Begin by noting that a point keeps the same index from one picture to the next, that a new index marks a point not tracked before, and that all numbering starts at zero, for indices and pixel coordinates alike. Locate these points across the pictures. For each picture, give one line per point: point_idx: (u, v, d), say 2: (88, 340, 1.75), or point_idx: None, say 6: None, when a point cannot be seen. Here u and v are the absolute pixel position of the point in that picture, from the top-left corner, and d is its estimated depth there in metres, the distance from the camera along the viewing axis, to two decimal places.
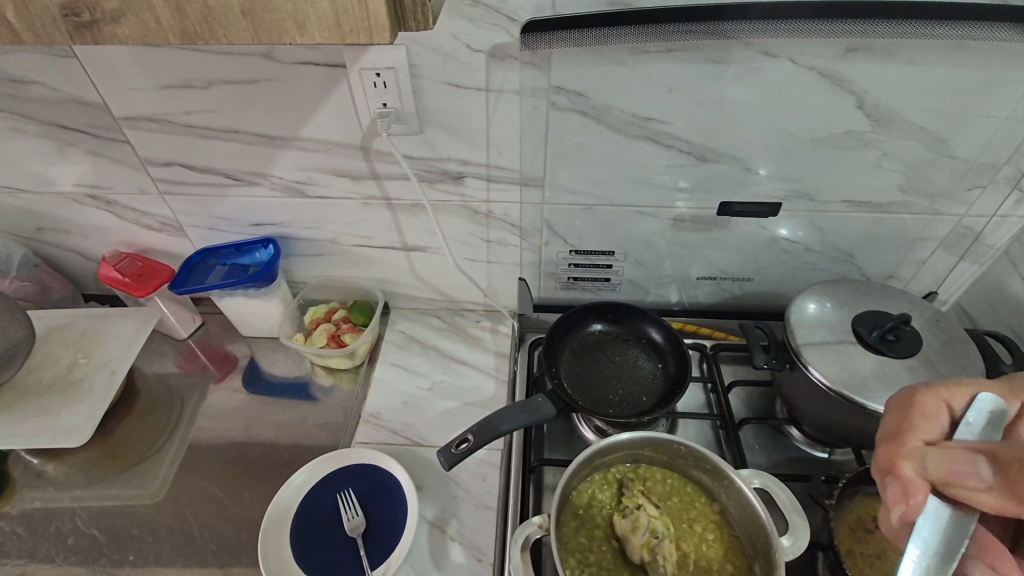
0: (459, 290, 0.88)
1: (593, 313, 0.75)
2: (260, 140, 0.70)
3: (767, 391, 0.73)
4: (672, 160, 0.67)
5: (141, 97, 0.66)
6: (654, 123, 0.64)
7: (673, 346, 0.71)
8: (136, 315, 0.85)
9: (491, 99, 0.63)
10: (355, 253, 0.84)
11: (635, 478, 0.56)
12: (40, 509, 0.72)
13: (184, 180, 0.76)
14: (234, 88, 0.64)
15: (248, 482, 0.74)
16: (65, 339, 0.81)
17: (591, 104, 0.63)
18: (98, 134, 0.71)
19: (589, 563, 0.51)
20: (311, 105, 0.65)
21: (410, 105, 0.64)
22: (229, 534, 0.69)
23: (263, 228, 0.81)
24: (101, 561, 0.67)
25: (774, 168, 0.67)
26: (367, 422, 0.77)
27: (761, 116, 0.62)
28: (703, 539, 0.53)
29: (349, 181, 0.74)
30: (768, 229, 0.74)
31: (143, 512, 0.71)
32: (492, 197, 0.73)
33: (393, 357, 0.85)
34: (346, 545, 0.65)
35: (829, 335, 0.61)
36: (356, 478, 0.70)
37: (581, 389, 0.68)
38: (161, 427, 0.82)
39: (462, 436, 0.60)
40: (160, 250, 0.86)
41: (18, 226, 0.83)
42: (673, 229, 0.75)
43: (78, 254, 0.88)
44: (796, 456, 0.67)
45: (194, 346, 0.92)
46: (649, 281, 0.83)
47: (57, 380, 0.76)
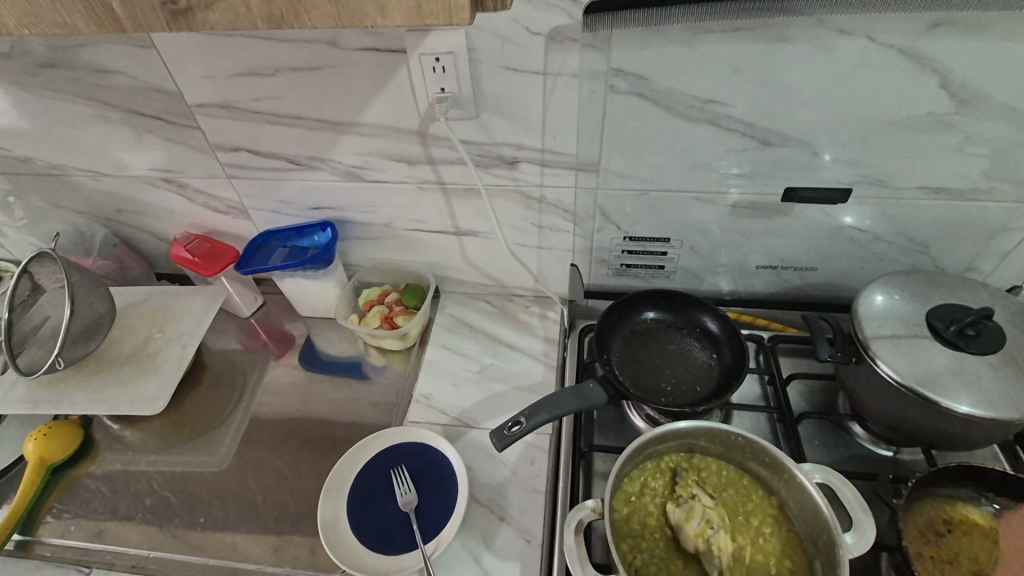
0: (509, 275, 0.88)
1: (646, 301, 0.74)
2: (321, 125, 0.72)
3: (827, 386, 0.71)
4: (735, 144, 0.65)
5: (212, 85, 0.69)
6: (717, 106, 0.62)
7: (729, 337, 0.70)
8: (205, 293, 0.90)
9: (549, 83, 0.62)
10: (408, 237, 0.85)
11: (689, 467, 0.56)
12: (120, 470, 0.78)
13: (249, 165, 0.79)
14: (299, 75, 0.66)
15: (307, 455, 0.78)
16: (141, 314, 0.86)
17: (651, 87, 0.61)
18: (172, 121, 0.75)
19: (641, 550, 0.51)
20: (370, 90, 0.66)
21: (467, 89, 0.64)
22: (291, 503, 0.73)
23: (322, 211, 0.84)
24: (175, 522, 0.72)
25: (845, 153, 0.64)
26: (419, 402, 0.79)
27: (833, 98, 0.59)
28: (760, 532, 0.52)
29: (405, 166, 0.75)
30: (834, 217, 0.71)
31: (211, 480, 0.76)
32: (545, 182, 0.73)
33: (444, 340, 0.87)
34: (399, 519, 0.67)
35: (901, 328, 0.59)
36: (408, 455, 0.72)
37: (633, 377, 0.68)
38: (227, 399, 0.87)
39: (514, 418, 0.60)
40: (226, 232, 0.90)
41: (99, 208, 0.89)
42: (731, 217, 0.73)
43: (152, 235, 0.93)
44: (858, 454, 0.64)
45: (256, 325, 0.96)
46: (705, 270, 0.81)
47: (135, 351, 0.81)
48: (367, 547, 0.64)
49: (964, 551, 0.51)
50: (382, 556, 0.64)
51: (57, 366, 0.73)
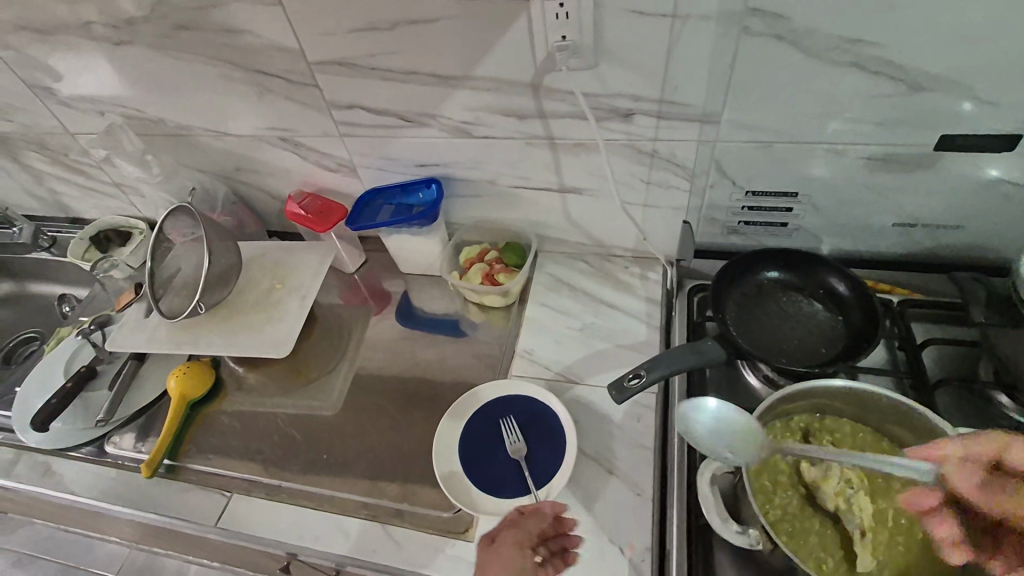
0: (610, 234, 0.87)
1: (764, 261, 0.71)
2: (434, 80, 0.72)
3: (966, 354, 0.66)
4: (879, 89, 0.60)
5: (333, 41, 0.71)
6: (865, 46, 0.57)
7: (859, 299, 0.66)
8: (318, 249, 0.94)
9: (677, 27, 0.60)
10: (510, 194, 0.85)
11: (821, 428, 0.54)
12: (248, 409, 0.85)
13: (361, 122, 0.81)
14: (418, 28, 0.67)
15: (415, 403, 0.81)
16: (262, 267, 0.92)
17: (791, 27, 0.57)
18: (292, 79, 0.78)
19: (774, 507, 0.50)
20: (488, 42, 0.66)
21: (589, 37, 0.62)
22: (405, 446, 0.77)
23: (428, 168, 0.85)
24: (301, 457, 0.78)
25: (1011, 97, 0.58)
26: (522, 357, 0.81)
27: (1005, 32, 0.53)
28: (902, 496, 0.50)
29: (515, 121, 0.74)
30: (986, 171, 0.64)
31: (330, 422, 0.82)
32: (660, 135, 0.70)
33: (543, 298, 0.87)
34: (509, 466, 0.69)
35: None
36: (515, 406, 0.74)
37: (752, 336, 0.66)
38: (337, 349, 0.92)
39: (633, 372, 0.61)
40: (334, 190, 0.94)
41: (220, 167, 0.95)
42: (863, 171, 0.68)
43: (265, 193, 0.98)
44: (1004, 425, 0.60)
45: (359, 280, 1.01)
46: (826, 230, 0.76)
47: (260, 301, 0.88)
48: (482, 491, 0.67)
49: None
50: (496, 499, 0.66)
51: (200, 310, 0.83)
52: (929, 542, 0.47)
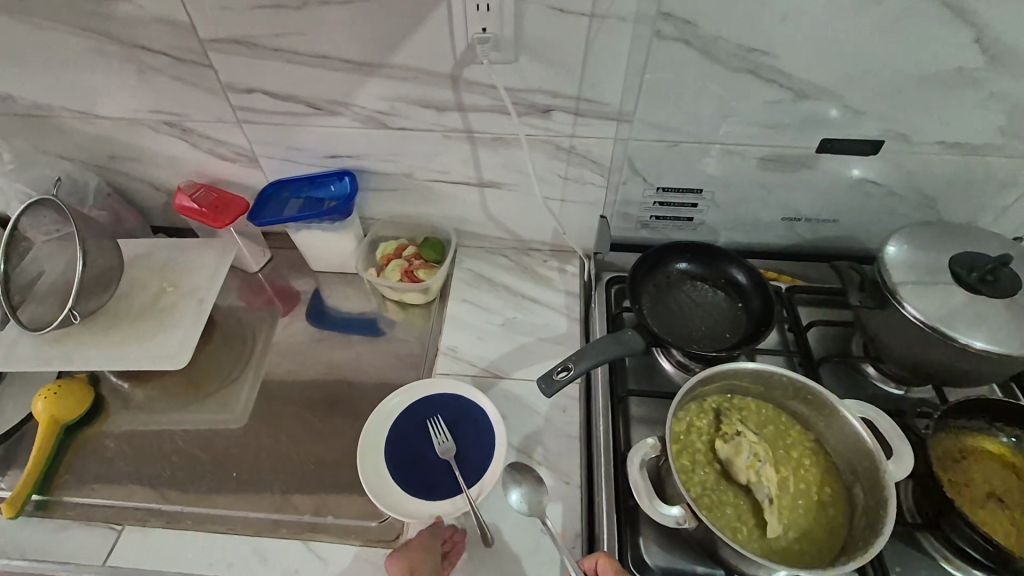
0: (529, 229, 0.88)
1: (675, 253, 0.75)
2: (347, 66, 0.68)
3: (841, 332, 0.75)
4: (772, 96, 0.66)
5: (230, 18, 0.64)
6: (761, 55, 0.62)
7: (758, 288, 0.72)
8: (215, 246, 0.86)
9: (594, 26, 0.61)
10: (428, 188, 0.83)
11: (731, 407, 0.59)
12: (139, 429, 0.76)
13: (263, 108, 0.74)
14: (328, 10, 0.62)
15: (334, 408, 0.77)
16: (148, 268, 0.82)
17: (697, 34, 0.61)
18: (180, 57, 0.69)
19: (694, 484, 0.53)
20: (405, 29, 0.63)
21: (510, 31, 0.62)
22: (324, 455, 0.73)
23: (338, 160, 0.81)
24: (206, 477, 0.71)
25: (875, 107, 0.66)
26: (446, 354, 0.79)
27: (872, 51, 0.61)
28: (800, 463, 0.56)
29: (433, 113, 0.72)
30: (855, 171, 0.73)
31: (237, 436, 0.75)
32: (578, 131, 0.72)
33: (464, 294, 0.86)
34: (438, 466, 0.68)
35: (924, 275, 0.62)
36: (441, 405, 0.72)
37: (666, 325, 0.70)
38: (241, 356, 0.84)
39: (562, 364, 0.62)
40: (232, 182, 0.86)
41: (90, 153, 0.83)
42: (757, 169, 0.74)
43: (147, 184, 0.87)
44: (872, 393, 0.69)
45: (262, 280, 0.93)
46: (725, 224, 0.82)
47: (147, 306, 0.78)
48: (410, 495, 0.65)
49: (980, 475, 0.56)
50: (426, 500, 0.65)
51: (73, 320, 0.72)
52: (823, 502, 0.53)
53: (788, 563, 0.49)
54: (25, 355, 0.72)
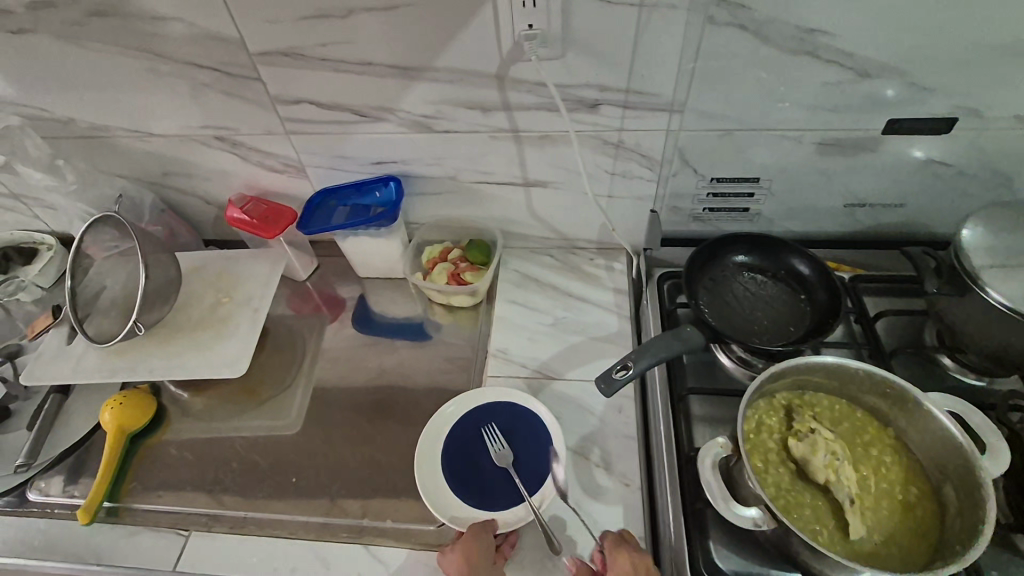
0: (575, 227, 0.86)
1: (731, 245, 0.73)
2: (392, 72, 0.68)
3: (912, 323, 0.71)
4: (832, 77, 0.63)
5: (278, 30, 0.65)
6: (820, 35, 0.59)
7: (822, 278, 0.69)
8: (265, 256, 0.87)
9: (644, 16, 0.59)
10: (473, 190, 0.83)
11: (803, 403, 0.56)
12: (199, 437, 0.77)
13: (310, 118, 0.75)
14: (374, 16, 0.63)
15: (386, 414, 0.77)
16: (203, 279, 0.84)
17: (752, 16, 0.58)
18: (230, 72, 0.71)
19: (768, 484, 0.51)
20: (450, 31, 0.63)
21: (557, 26, 0.61)
22: (380, 460, 0.73)
23: (383, 166, 0.81)
24: (267, 483, 0.72)
25: (945, 84, 0.62)
26: (496, 357, 0.79)
27: (942, 23, 0.57)
28: (881, 461, 0.53)
29: (478, 114, 0.72)
30: (922, 152, 0.69)
31: (295, 442, 0.76)
32: (626, 125, 0.70)
33: (512, 295, 0.85)
34: (495, 475, 0.67)
35: (1009, 259, 0.58)
36: (496, 413, 0.71)
37: (725, 320, 0.68)
38: (294, 364, 0.85)
39: (621, 363, 0.60)
40: (280, 193, 0.87)
41: (146, 171, 0.86)
42: (816, 155, 0.71)
43: (199, 198, 0.90)
44: (950, 385, 0.65)
45: (311, 288, 0.94)
46: (780, 214, 0.79)
47: (204, 317, 0.80)
48: (466, 501, 0.65)
49: None
50: (484, 509, 0.64)
51: (138, 332, 0.75)
52: (909, 503, 0.50)
53: (876, 567, 0.47)
54: (93, 367, 0.75)
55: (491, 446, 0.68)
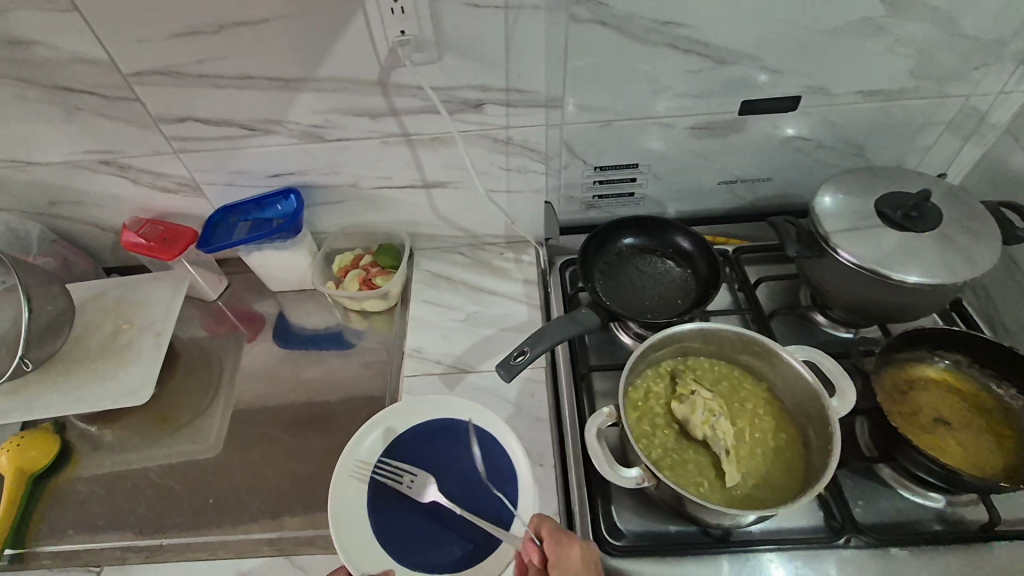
0: (480, 224, 0.89)
1: (620, 229, 0.77)
2: (274, 84, 0.68)
3: (789, 286, 0.77)
4: (691, 66, 0.68)
5: (148, 49, 0.64)
6: (674, 27, 0.64)
7: (702, 251, 0.74)
8: (168, 278, 0.86)
9: (510, 17, 0.62)
10: (375, 196, 0.84)
11: (686, 368, 0.60)
12: (110, 470, 0.75)
13: (198, 136, 0.74)
14: (245, 29, 0.63)
15: (305, 424, 0.78)
16: (102, 308, 0.82)
17: (611, 13, 0.62)
18: (105, 94, 0.69)
19: (656, 446, 0.55)
20: (325, 40, 0.64)
21: (428, 31, 0.63)
22: (301, 471, 0.73)
23: (282, 178, 0.81)
24: (184, 508, 0.71)
25: (791, 66, 0.68)
26: (412, 356, 0.80)
27: (779, 11, 0.63)
28: (756, 414, 0.58)
29: (367, 120, 0.73)
30: (783, 129, 0.76)
31: (212, 463, 0.75)
32: (512, 122, 0.73)
33: (425, 295, 0.87)
34: (422, 515, 0.63)
35: (856, 222, 0.65)
36: (409, 441, 0.68)
37: (619, 299, 0.72)
38: (208, 385, 0.84)
39: (518, 350, 0.63)
40: (178, 213, 0.85)
41: (29, 201, 0.82)
42: (691, 138, 0.76)
43: (93, 226, 0.87)
44: (822, 338, 0.71)
45: (223, 307, 0.93)
46: (668, 196, 0.84)
47: (104, 346, 0.78)
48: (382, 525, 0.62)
49: (927, 402, 0.58)
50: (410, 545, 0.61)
51: (26, 368, 0.71)
52: (780, 448, 0.55)
53: (750, 509, 0.51)
54: None
55: (402, 484, 0.64)
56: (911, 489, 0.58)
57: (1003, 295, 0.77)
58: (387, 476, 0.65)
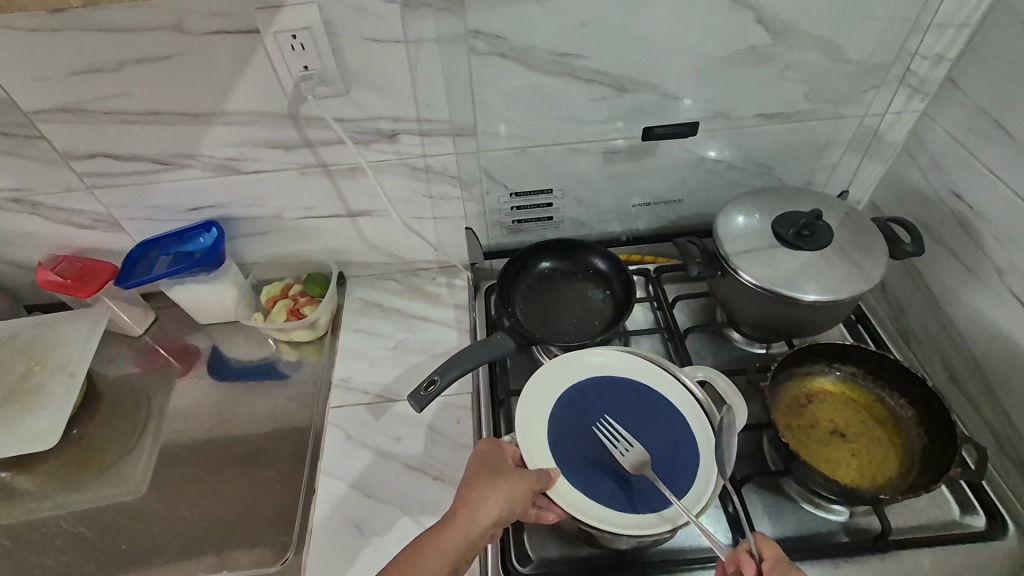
0: (410, 251, 0.89)
1: (539, 253, 0.78)
2: (182, 119, 0.68)
3: (707, 303, 0.79)
4: (596, 94, 0.70)
5: (49, 87, 0.64)
6: (573, 58, 0.66)
7: (617, 272, 0.76)
8: (86, 316, 0.84)
9: (411, 51, 0.64)
10: (301, 227, 0.84)
11: None
12: (20, 521, 0.72)
13: (111, 172, 0.74)
14: (147, 67, 0.63)
15: (228, 461, 0.76)
16: (15, 350, 0.80)
17: (510, 45, 0.64)
18: (9, 133, 0.68)
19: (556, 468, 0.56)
20: (230, 75, 0.64)
21: (331, 65, 0.64)
22: (219, 511, 0.71)
23: (202, 211, 0.80)
24: (94, 557, 0.68)
25: (692, 93, 0.71)
26: (339, 387, 0.79)
27: (672, 41, 0.65)
28: None
29: (282, 152, 0.73)
30: (694, 152, 0.78)
31: (129, 506, 0.73)
32: (428, 151, 0.74)
33: (356, 324, 0.87)
34: (619, 474, 0.59)
35: (755, 242, 0.67)
36: (611, 389, 0.65)
37: (538, 323, 0.73)
38: (131, 425, 0.82)
39: (428, 378, 0.63)
40: (98, 249, 0.84)
41: None
42: (605, 163, 0.78)
43: (10, 264, 0.85)
44: (738, 355, 0.73)
45: (150, 344, 0.90)
46: (592, 218, 0.86)
47: (14, 390, 0.76)
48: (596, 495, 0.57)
49: (823, 416, 0.61)
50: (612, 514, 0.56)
51: None
52: None
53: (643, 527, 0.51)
54: None
55: (618, 451, 0.59)
56: (814, 504, 0.59)
57: (911, 305, 0.80)
58: (608, 440, 0.60)
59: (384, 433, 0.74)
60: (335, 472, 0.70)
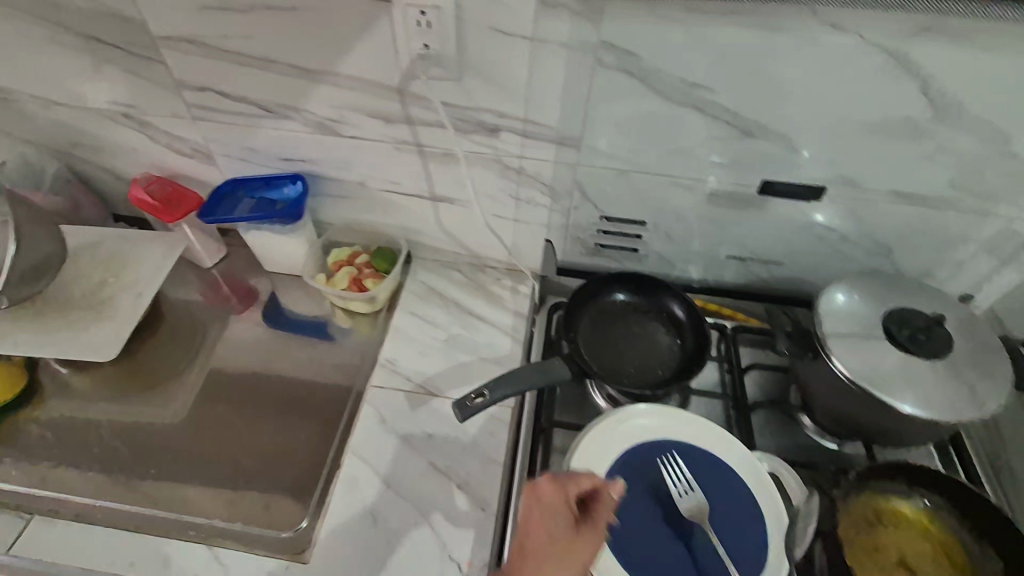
0: (482, 246, 0.87)
1: (615, 282, 0.74)
2: (295, 72, 0.68)
3: (782, 378, 0.73)
4: (717, 133, 0.65)
5: (179, 17, 0.65)
6: (702, 91, 0.61)
7: (694, 323, 0.71)
8: (165, 240, 0.86)
9: (535, 50, 0.60)
10: (381, 199, 0.83)
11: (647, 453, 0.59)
12: (67, 417, 0.76)
13: (217, 108, 0.75)
14: (273, 15, 0.63)
15: (264, 412, 0.77)
16: (95, 258, 0.83)
17: (640, 64, 0.60)
18: (134, 52, 0.70)
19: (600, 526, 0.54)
20: (349, 39, 0.63)
21: (451, 49, 0.61)
22: (244, 461, 0.72)
23: (292, 163, 0.81)
24: (123, 472, 0.70)
25: (824, 153, 0.64)
26: (383, 366, 0.78)
27: (816, 94, 0.59)
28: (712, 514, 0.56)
29: (381, 124, 0.72)
30: (807, 215, 0.71)
31: (165, 430, 0.75)
32: (525, 153, 0.71)
33: (412, 307, 0.86)
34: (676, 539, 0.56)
35: (860, 329, 0.60)
36: (665, 453, 0.61)
37: (597, 356, 0.69)
38: (181, 353, 0.84)
39: (477, 390, 0.61)
40: (190, 177, 0.86)
41: (53, 140, 0.84)
42: (708, 205, 0.73)
43: (109, 173, 0.88)
44: (803, 443, 0.67)
45: (217, 277, 0.93)
46: (677, 257, 0.81)
47: (88, 295, 0.79)
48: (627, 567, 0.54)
49: (892, 543, 0.55)
50: None
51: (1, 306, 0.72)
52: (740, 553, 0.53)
53: None
54: None
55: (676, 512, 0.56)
56: None
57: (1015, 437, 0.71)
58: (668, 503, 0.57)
59: (417, 425, 0.72)
60: (359, 452, 0.70)
